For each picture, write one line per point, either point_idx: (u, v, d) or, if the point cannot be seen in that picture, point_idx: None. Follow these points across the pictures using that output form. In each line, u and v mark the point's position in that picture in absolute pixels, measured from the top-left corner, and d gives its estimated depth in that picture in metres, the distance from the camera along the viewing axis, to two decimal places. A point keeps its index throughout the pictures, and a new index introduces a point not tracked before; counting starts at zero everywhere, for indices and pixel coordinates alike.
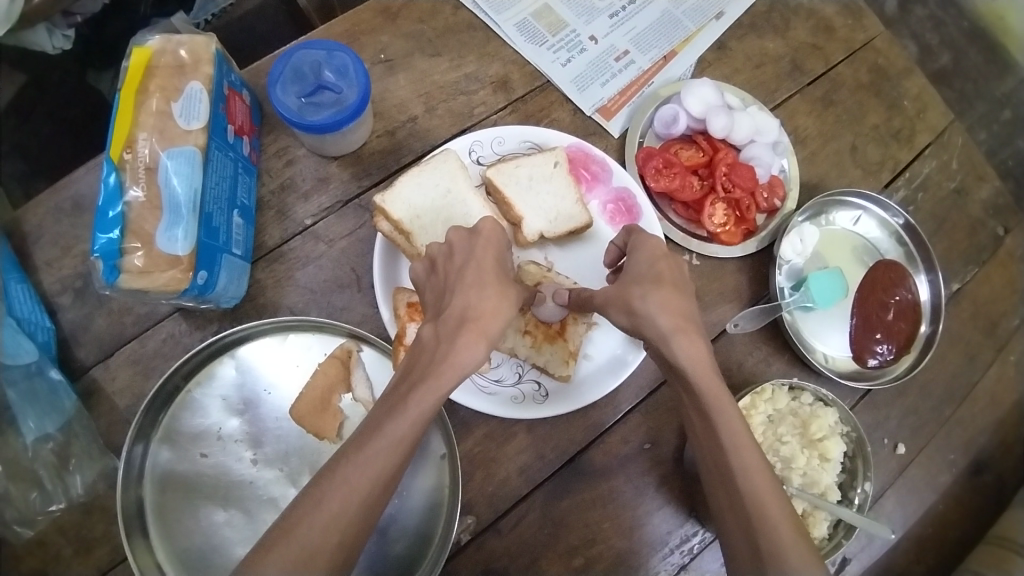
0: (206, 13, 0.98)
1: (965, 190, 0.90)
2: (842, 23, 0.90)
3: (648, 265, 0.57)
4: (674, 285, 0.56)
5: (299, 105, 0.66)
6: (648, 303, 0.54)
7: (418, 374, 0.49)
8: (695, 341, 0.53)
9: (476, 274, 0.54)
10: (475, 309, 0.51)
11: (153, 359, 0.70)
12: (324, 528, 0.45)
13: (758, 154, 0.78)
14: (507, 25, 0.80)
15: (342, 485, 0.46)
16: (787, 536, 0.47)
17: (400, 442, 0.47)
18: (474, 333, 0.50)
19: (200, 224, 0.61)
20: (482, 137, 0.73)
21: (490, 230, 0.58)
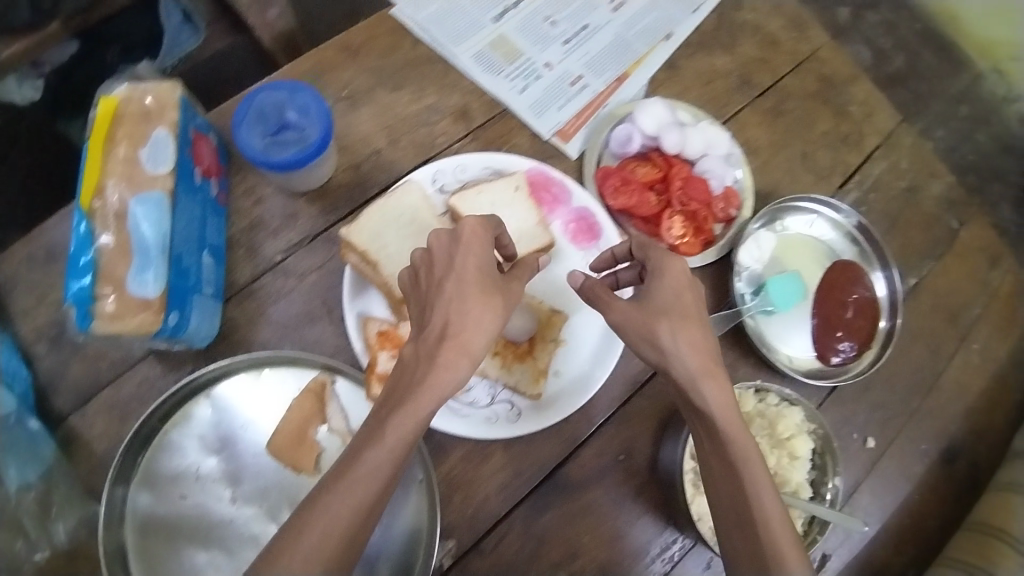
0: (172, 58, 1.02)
1: (917, 187, 0.93)
2: (787, 36, 0.93)
3: (674, 297, 0.61)
4: (699, 324, 0.61)
5: (265, 144, 0.68)
6: (676, 342, 0.59)
7: (397, 399, 0.53)
8: (721, 384, 0.58)
9: (458, 285, 0.56)
10: (454, 327, 0.55)
11: (130, 402, 0.72)
12: (320, 546, 0.48)
13: (712, 167, 0.81)
14: (464, 56, 0.83)
15: (325, 511, 0.49)
16: (790, 553, 0.52)
17: (385, 460, 0.51)
18: (453, 351, 0.54)
19: (170, 265, 0.63)
20: (444, 166, 0.75)
21: (471, 235, 0.59)
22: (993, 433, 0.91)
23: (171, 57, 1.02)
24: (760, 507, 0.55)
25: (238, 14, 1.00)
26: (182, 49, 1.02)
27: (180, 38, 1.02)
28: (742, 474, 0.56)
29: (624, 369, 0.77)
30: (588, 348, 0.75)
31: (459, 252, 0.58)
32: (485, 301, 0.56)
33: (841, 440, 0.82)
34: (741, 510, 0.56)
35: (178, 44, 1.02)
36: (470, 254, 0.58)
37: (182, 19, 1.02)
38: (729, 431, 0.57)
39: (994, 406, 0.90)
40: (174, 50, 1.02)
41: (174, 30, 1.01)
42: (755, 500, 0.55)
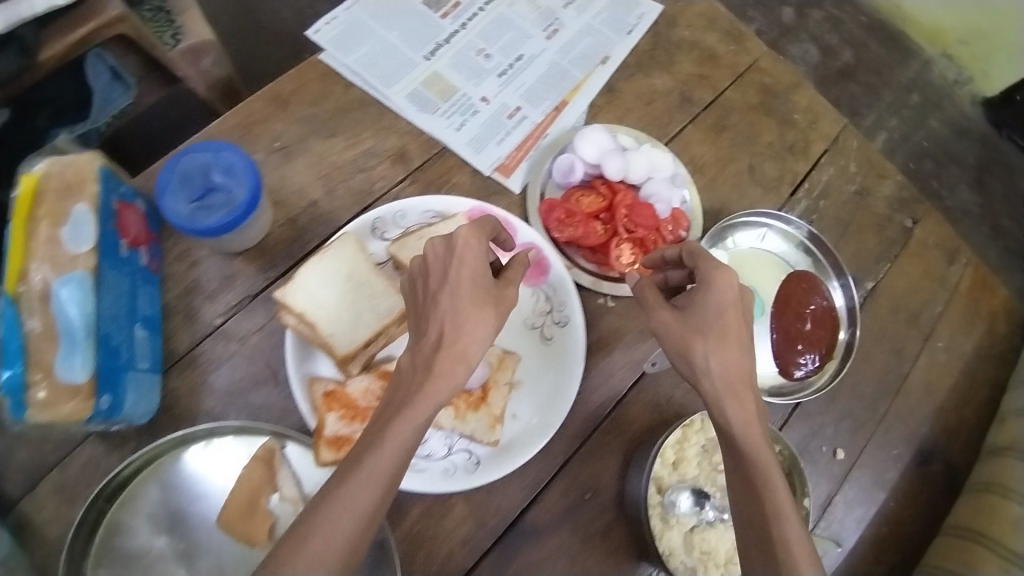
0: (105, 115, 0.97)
1: (867, 190, 0.92)
2: (724, 49, 0.93)
3: (716, 314, 0.61)
4: (738, 342, 0.61)
5: (190, 210, 0.66)
6: (709, 360, 0.60)
7: (398, 403, 0.52)
8: (745, 401, 0.59)
9: (461, 294, 0.56)
10: (450, 336, 0.54)
11: (77, 484, 0.69)
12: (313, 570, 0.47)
13: (657, 190, 0.79)
14: (397, 97, 0.81)
15: (324, 522, 0.48)
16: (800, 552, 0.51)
17: (377, 478, 0.50)
18: (450, 359, 0.53)
19: (99, 346, 0.60)
20: (383, 213, 0.73)
21: (467, 246, 0.57)
22: (969, 431, 0.88)
23: (105, 114, 0.96)
24: (777, 515, 0.53)
25: (169, 69, 0.98)
26: (115, 106, 0.97)
27: (112, 95, 0.96)
28: (756, 480, 0.55)
29: (585, 405, 0.75)
30: (543, 389, 0.73)
31: (456, 263, 0.57)
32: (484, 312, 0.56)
33: (811, 454, 0.80)
34: (755, 516, 0.55)
35: (110, 101, 0.96)
36: (468, 261, 0.57)
37: (111, 76, 0.95)
38: (750, 440, 0.57)
39: (966, 401, 0.89)
40: (106, 108, 0.96)
41: (104, 89, 0.95)
42: (772, 508, 0.54)
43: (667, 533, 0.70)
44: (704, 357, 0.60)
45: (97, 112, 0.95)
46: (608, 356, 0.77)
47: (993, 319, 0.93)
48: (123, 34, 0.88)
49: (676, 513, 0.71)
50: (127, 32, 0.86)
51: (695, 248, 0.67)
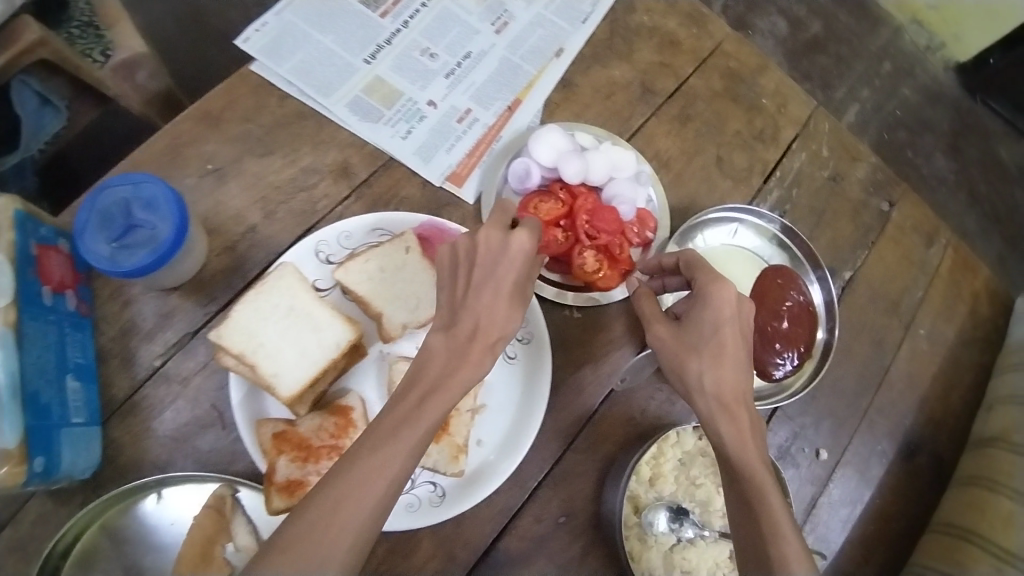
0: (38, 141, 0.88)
1: (840, 175, 0.88)
2: (686, 34, 0.87)
3: (713, 331, 0.59)
4: (736, 361, 0.59)
5: (112, 251, 0.61)
6: (703, 378, 0.58)
7: (431, 382, 0.51)
8: (739, 421, 0.57)
9: (495, 291, 0.54)
10: (485, 328, 0.53)
11: (32, 540, 0.62)
12: (316, 568, 0.43)
13: (620, 191, 0.75)
14: (337, 106, 0.75)
15: (356, 491, 0.46)
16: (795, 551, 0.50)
17: (385, 470, 0.47)
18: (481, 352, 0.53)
19: (26, 408, 0.54)
20: (326, 235, 0.68)
21: (521, 251, 0.54)
22: (954, 419, 0.86)
23: (37, 142, 0.87)
24: (776, 521, 0.51)
25: (99, 91, 0.90)
26: (48, 132, 0.88)
27: (43, 120, 0.87)
28: (748, 495, 0.53)
29: (554, 424, 0.72)
30: (509, 411, 0.70)
31: (504, 259, 0.54)
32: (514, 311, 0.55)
33: (793, 456, 0.78)
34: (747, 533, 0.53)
35: (41, 128, 0.87)
36: (513, 254, 0.54)
37: (39, 100, 0.86)
38: (746, 458, 0.55)
39: (951, 388, 0.86)
40: (38, 135, 0.87)
41: (32, 115, 0.86)
42: (769, 522, 0.51)
43: (646, 554, 0.67)
44: (699, 376, 0.59)
45: (27, 140, 0.86)
46: (577, 371, 0.74)
47: (976, 300, 0.91)
48: (48, 61, 0.82)
49: (655, 533, 0.68)
50: (50, 57, 0.80)
51: (694, 257, 0.65)
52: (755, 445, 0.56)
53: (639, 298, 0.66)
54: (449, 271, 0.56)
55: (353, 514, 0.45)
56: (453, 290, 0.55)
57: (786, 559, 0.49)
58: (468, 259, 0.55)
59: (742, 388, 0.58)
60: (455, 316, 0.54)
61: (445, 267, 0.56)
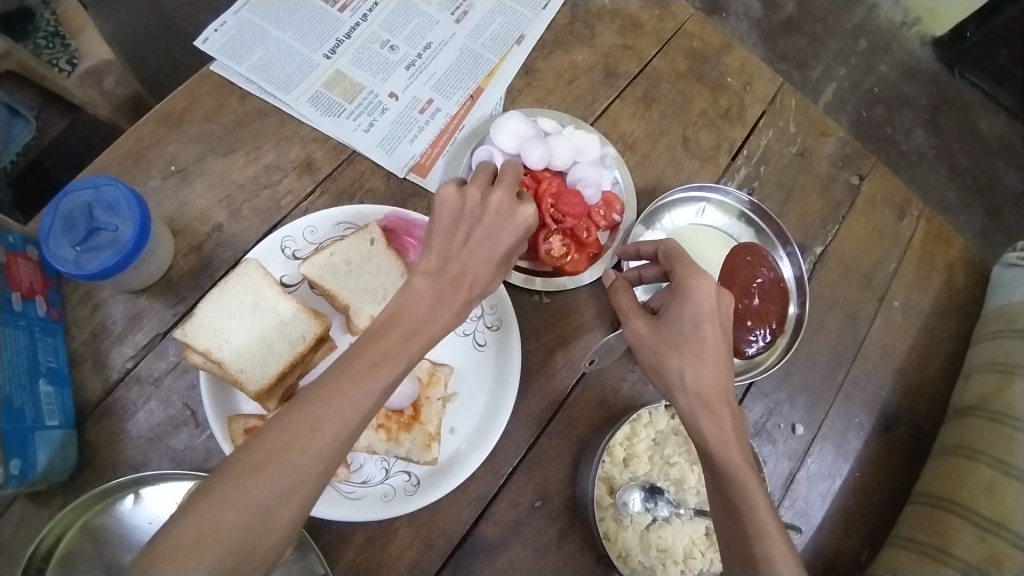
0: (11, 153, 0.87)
1: (809, 150, 0.88)
2: (648, 16, 0.87)
3: (692, 327, 0.59)
4: (715, 356, 0.59)
5: (76, 254, 0.61)
6: (684, 377, 0.58)
7: (414, 324, 0.51)
8: (721, 419, 0.56)
9: (489, 253, 0.56)
10: (472, 282, 0.55)
11: (13, 544, 0.62)
12: (284, 491, 0.43)
13: (584, 174, 0.75)
14: (298, 102, 0.75)
15: (334, 415, 0.46)
16: (776, 549, 0.50)
17: (363, 403, 0.47)
18: (463, 304, 0.54)
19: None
20: (292, 231, 0.68)
21: (525, 223, 0.58)
22: (933, 389, 0.86)
23: (9, 154, 0.87)
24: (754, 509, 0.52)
25: (66, 100, 0.90)
26: (19, 143, 0.87)
27: (13, 131, 0.86)
28: (733, 489, 0.54)
29: (526, 410, 0.72)
30: (482, 399, 0.70)
31: (509, 227, 0.57)
32: (497, 278, 0.58)
33: (769, 432, 0.78)
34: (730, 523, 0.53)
35: (12, 139, 0.86)
36: (517, 222, 0.58)
37: (7, 112, 0.86)
38: (731, 455, 0.55)
39: (927, 359, 0.87)
40: (8, 147, 0.87)
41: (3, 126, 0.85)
42: (752, 519, 0.52)
43: (621, 535, 0.67)
44: (679, 373, 0.58)
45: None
46: (549, 356, 0.74)
47: (950, 270, 0.91)
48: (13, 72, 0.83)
49: (630, 513, 0.68)
50: (14, 68, 0.81)
51: (672, 249, 0.66)
52: (736, 437, 0.56)
53: (615, 291, 0.66)
54: (445, 220, 0.55)
55: (331, 441, 0.45)
56: (450, 241, 0.55)
57: (771, 558, 0.50)
58: (474, 214, 0.57)
59: (723, 386, 0.58)
60: (446, 264, 0.55)
61: (444, 213, 0.56)
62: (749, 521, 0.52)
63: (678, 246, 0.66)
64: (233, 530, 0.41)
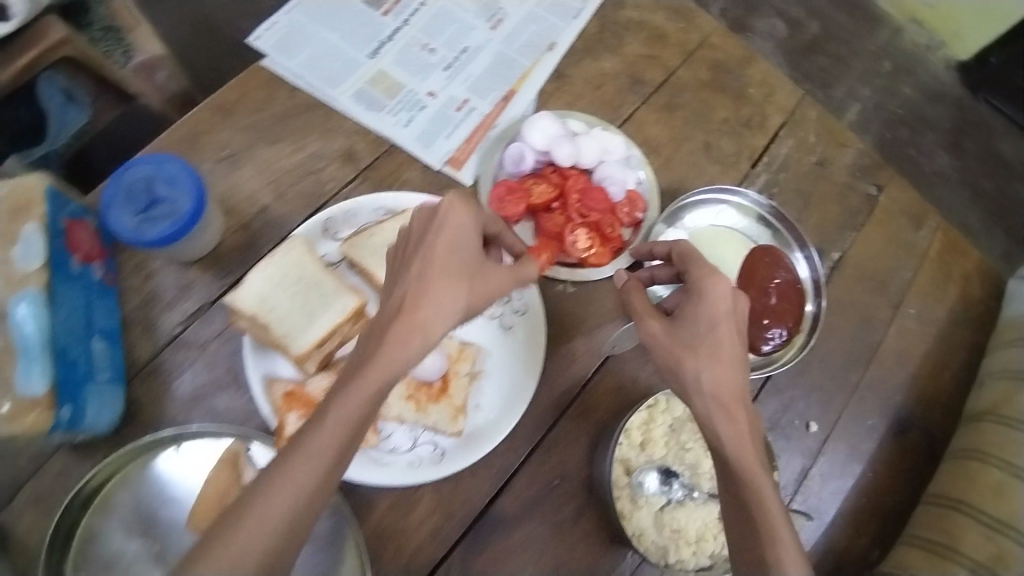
0: (64, 136, 0.95)
1: (827, 160, 0.91)
2: (674, 28, 0.92)
3: (709, 327, 0.61)
4: (733, 359, 0.60)
5: (136, 223, 0.66)
6: (702, 377, 0.59)
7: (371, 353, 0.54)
8: (738, 421, 0.58)
9: (427, 270, 0.57)
10: (412, 304, 0.56)
11: (53, 493, 0.70)
12: (269, 534, 0.48)
13: (610, 172, 0.79)
14: (343, 97, 0.81)
15: (302, 458, 0.50)
16: (788, 553, 0.52)
17: (336, 437, 0.51)
18: (406, 329, 0.54)
19: (55, 361, 0.61)
20: (334, 213, 0.74)
21: (451, 221, 0.58)
22: (947, 396, 0.88)
23: (61, 137, 0.95)
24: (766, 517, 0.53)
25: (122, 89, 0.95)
26: (72, 128, 0.95)
27: (68, 116, 0.95)
28: (744, 490, 0.55)
29: (547, 393, 0.75)
30: (508, 378, 0.73)
31: (433, 228, 0.58)
32: (450, 292, 0.56)
33: (783, 428, 0.81)
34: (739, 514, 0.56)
35: (66, 124, 0.94)
36: (449, 226, 0.58)
37: (65, 98, 0.94)
38: (747, 456, 0.56)
39: (942, 367, 0.88)
40: (63, 131, 0.94)
41: (58, 111, 0.94)
42: (764, 525, 0.53)
43: (636, 513, 0.70)
44: (697, 373, 0.59)
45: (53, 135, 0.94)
46: (571, 344, 0.77)
47: (966, 281, 0.93)
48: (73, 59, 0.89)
49: (645, 494, 0.71)
50: (72, 55, 0.86)
51: (686, 251, 0.69)
52: (751, 440, 0.58)
53: (629, 293, 0.69)
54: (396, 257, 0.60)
55: (299, 483, 0.50)
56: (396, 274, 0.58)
57: (780, 558, 0.51)
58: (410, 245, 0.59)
59: (739, 389, 0.60)
60: (391, 296, 0.57)
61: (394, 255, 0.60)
62: (763, 522, 0.53)
63: (692, 248, 0.69)
64: (237, 574, 0.47)
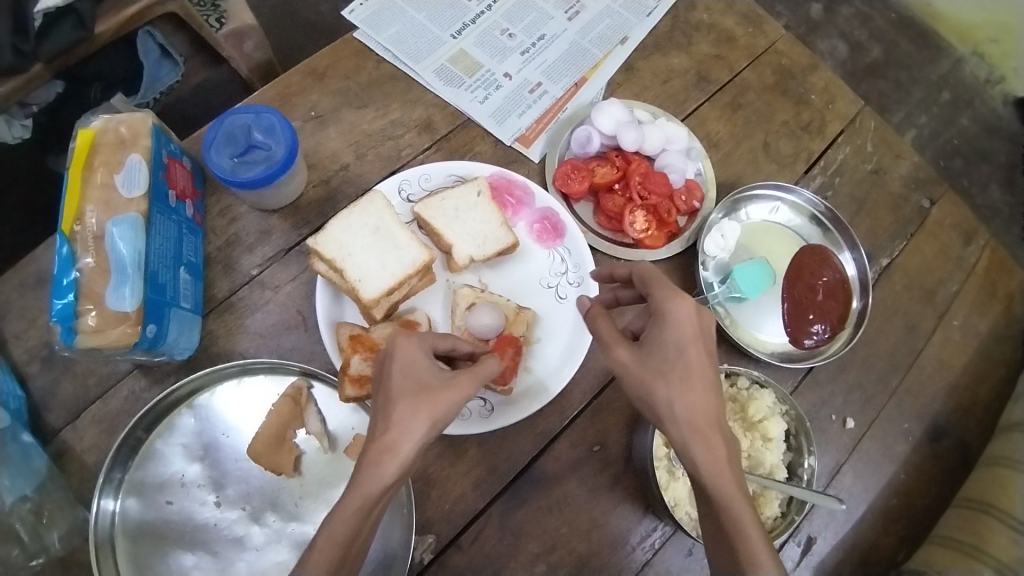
0: (154, 91, 1.00)
1: (883, 169, 0.94)
2: (742, 32, 0.95)
3: (677, 352, 0.58)
4: (705, 384, 0.58)
5: (233, 165, 0.71)
6: (675, 406, 0.57)
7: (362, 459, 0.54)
8: (714, 446, 0.56)
9: (392, 394, 0.56)
10: (378, 434, 0.55)
11: (118, 415, 0.72)
12: None
13: (671, 161, 0.82)
14: (426, 71, 0.86)
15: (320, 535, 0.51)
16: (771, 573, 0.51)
17: (354, 509, 0.51)
18: (375, 458, 0.53)
19: (146, 281, 0.65)
20: (409, 176, 0.79)
21: (400, 343, 0.58)
22: (983, 409, 0.89)
23: (152, 91, 0.99)
24: (741, 535, 0.53)
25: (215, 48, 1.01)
26: (163, 83, 1.00)
27: (161, 72, 1.00)
28: (727, 518, 0.54)
29: (595, 363, 0.78)
30: (559, 344, 0.77)
31: (388, 357, 0.58)
32: (411, 415, 0.55)
33: (820, 423, 0.83)
34: (721, 540, 0.55)
35: (158, 78, 1.00)
36: (397, 356, 0.58)
37: (161, 53, 1.00)
38: (722, 483, 0.55)
39: (982, 380, 0.89)
40: (154, 85, 1.00)
41: (152, 66, 0.99)
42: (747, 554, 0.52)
43: (673, 484, 0.73)
44: (669, 403, 0.57)
45: (146, 87, 0.99)
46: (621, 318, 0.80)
47: (1011, 300, 0.94)
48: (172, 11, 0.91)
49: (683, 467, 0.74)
50: (177, 13, 0.90)
51: (645, 271, 0.64)
52: (728, 462, 0.56)
53: (593, 318, 0.64)
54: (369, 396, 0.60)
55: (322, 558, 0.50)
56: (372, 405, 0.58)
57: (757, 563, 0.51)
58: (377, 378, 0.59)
59: (715, 413, 0.58)
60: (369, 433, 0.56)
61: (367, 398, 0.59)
62: (742, 547, 0.53)
63: (651, 266, 0.65)
64: None
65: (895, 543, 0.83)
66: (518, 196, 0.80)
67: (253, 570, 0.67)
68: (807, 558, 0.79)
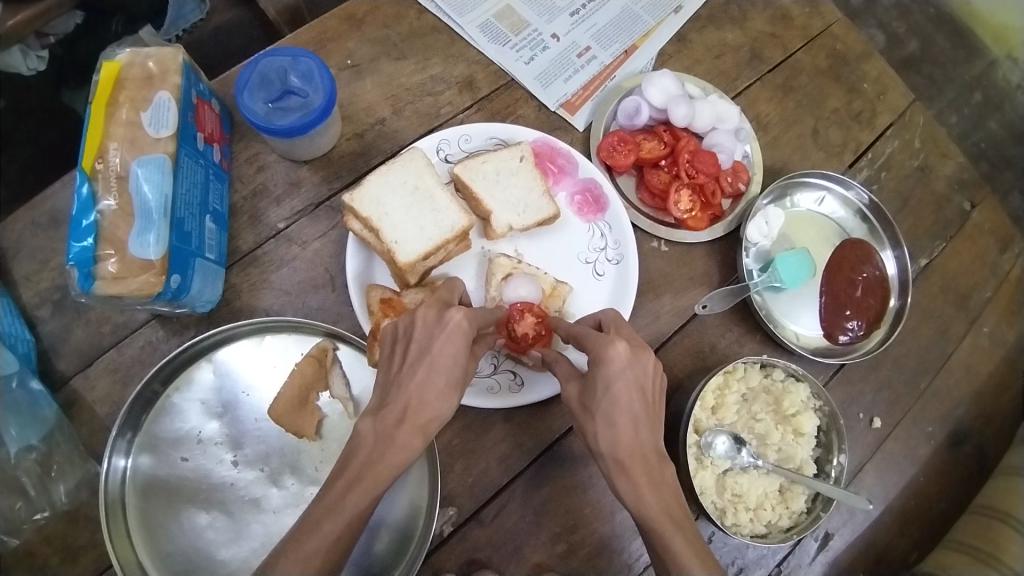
0: (177, 28, 0.98)
1: (929, 167, 0.91)
2: (799, 12, 0.91)
3: (604, 389, 0.55)
4: (630, 419, 0.55)
5: (266, 111, 0.67)
6: (598, 440, 0.55)
7: (382, 433, 0.52)
8: (635, 479, 0.53)
9: (428, 379, 0.54)
10: (414, 411, 0.53)
11: (132, 366, 0.69)
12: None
13: (721, 140, 0.78)
14: (470, 26, 0.82)
15: (339, 510, 0.48)
16: None
17: (382, 477, 0.50)
18: (411, 434, 0.52)
19: (171, 228, 0.61)
20: (449, 135, 0.75)
21: (458, 327, 0.56)
22: (1004, 418, 0.88)
23: (174, 29, 0.98)
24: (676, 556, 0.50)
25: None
26: (186, 21, 0.98)
27: (184, 11, 0.97)
28: (659, 545, 0.51)
29: None
30: None
31: (440, 334, 0.55)
32: (447, 399, 0.54)
33: (847, 420, 0.82)
34: (658, 565, 0.52)
35: (181, 17, 0.97)
36: (442, 335, 0.55)
37: None
38: (648, 512, 0.52)
39: (1006, 388, 0.88)
40: (177, 24, 0.97)
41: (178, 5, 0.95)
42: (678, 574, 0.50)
43: (702, 471, 0.71)
44: (594, 438, 0.55)
45: (169, 26, 0.96)
46: (656, 299, 0.78)
47: None
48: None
49: (712, 455, 0.72)
50: None
51: (611, 321, 0.63)
52: (651, 487, 0.53)
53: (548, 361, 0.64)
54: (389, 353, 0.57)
55: (333, 530, 0.48)
56: (389, 373, 0.56)
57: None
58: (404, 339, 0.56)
59: (644, 446, 0.55)
60: (385, 403, 0.54)
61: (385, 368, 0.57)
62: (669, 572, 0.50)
63: (619, 316, 0.64)
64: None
65: (909, 543, 0.82)
66: (558, 166, 0.77)
67: (268, 534, 0.65)
68: (824, 553, 0.79)
